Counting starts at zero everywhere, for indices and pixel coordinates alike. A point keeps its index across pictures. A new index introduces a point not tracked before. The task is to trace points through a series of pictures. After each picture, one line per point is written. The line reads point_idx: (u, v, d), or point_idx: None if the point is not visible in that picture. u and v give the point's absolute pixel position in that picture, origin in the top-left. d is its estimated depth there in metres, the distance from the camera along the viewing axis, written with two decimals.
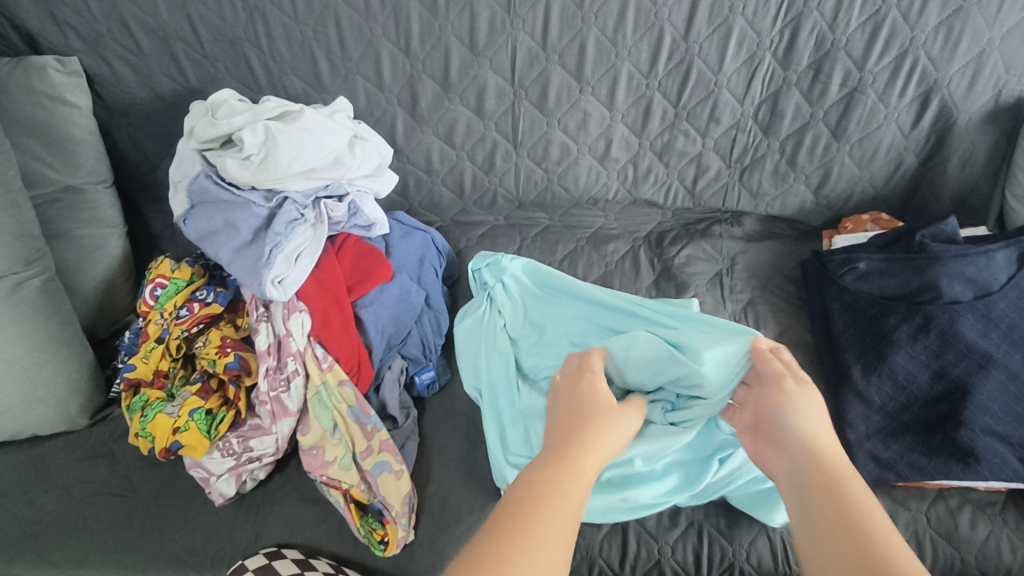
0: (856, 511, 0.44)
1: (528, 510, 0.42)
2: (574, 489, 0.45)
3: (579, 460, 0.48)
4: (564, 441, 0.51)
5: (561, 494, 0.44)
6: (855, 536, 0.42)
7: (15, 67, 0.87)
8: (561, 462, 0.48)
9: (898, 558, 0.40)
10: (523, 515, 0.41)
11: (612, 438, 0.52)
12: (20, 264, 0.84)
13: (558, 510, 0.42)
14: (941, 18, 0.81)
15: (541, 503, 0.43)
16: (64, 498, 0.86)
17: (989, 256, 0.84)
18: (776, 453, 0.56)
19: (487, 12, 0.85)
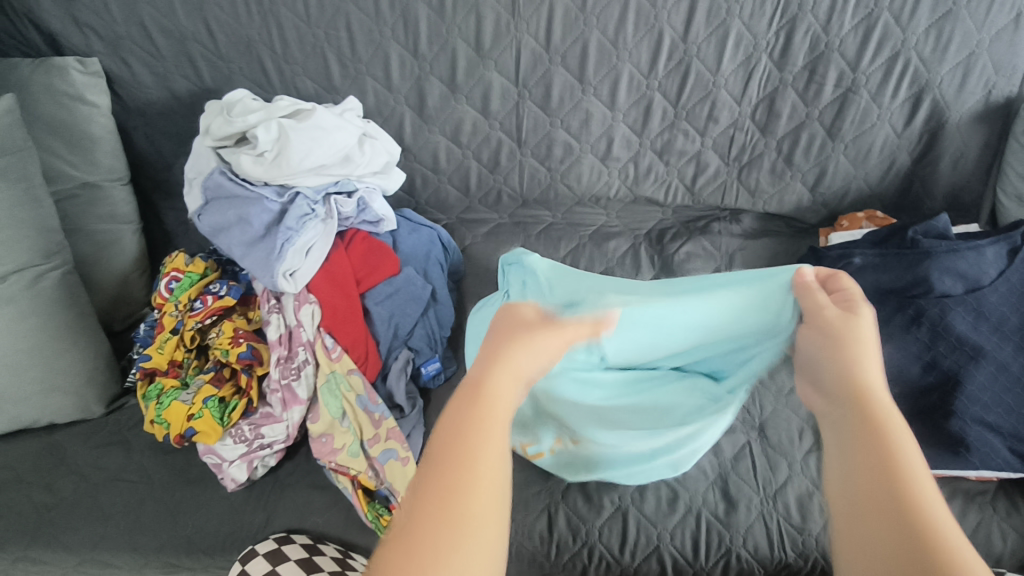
0: (898, 463, 0.36)
1: (458, 467, 0.36)
2: (501, 422, 0.40)
3: (502, 383, 0.43)
4: (494, 364, 0.45)
5: (492, 433, 0.39)
6: (896, 512, 0.33)
7: (38, 68, 0.91)
8: (483, 399, 0.41)
9: (949, 543, 0.31)
10: (455, 469, 0.36)
11: (525, 359, 0.46)
12: (41, 257, 0.86)
13: (492, 459, 0.37)
14: (932, 21, 0.84)
15: (472, 451, 0.37)
16: (80, 484, 0.89)
17: (979, 251, 0.86)
18: (818, 394, 0.44)
19: (492, 15, 0.88)
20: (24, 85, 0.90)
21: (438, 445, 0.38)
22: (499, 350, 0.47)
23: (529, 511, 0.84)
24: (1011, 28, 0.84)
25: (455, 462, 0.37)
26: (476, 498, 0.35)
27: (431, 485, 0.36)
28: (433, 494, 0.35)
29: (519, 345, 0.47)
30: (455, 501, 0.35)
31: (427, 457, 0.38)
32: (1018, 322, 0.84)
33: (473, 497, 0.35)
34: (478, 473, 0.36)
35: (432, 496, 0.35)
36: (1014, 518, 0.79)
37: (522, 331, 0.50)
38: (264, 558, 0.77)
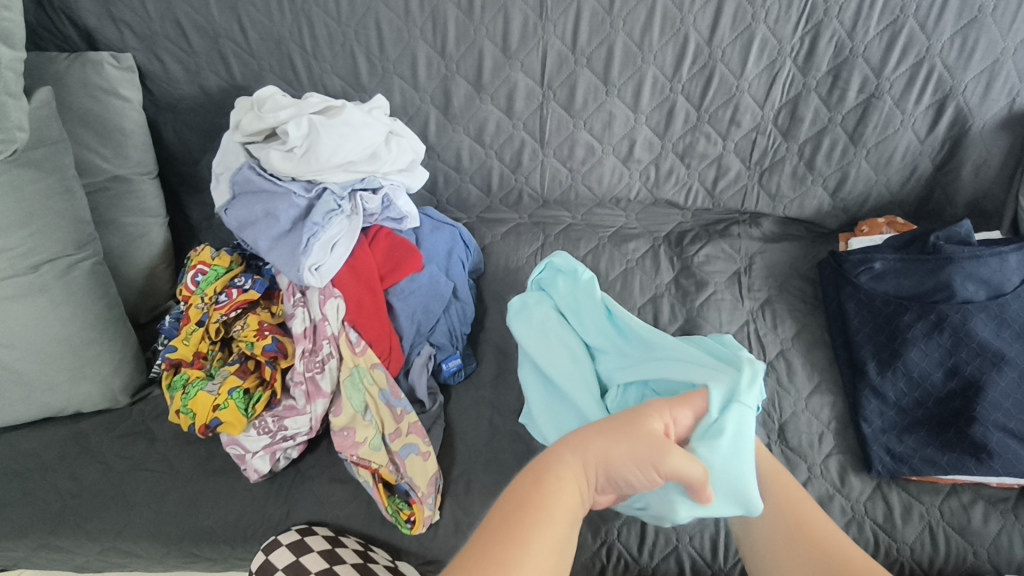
0: (828, 539, 0.51)
1: (531, 513, 0.43)
2: (564, 506, 0.44)
3: (573, 471, 0.46)
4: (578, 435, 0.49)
5: (562, 496, 0.45)
6: None
7: (74, 62, 0.93)
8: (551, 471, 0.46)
9: None
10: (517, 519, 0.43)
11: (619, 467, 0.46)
12: (73, 247, 0.88)
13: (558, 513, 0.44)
14: (957, 28, 0.84)
15: (540, 509, 0.43)
16: (104, 472, 0.90)
17: (1002, 258, 0.86)
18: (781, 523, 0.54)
19: (520, 16, 0.90)
20: (59, 79, 0.92)
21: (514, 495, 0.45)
22: (616, 453, 0.46)
23: None
24: None
25: (521, 513, 0.43)
26: (541, 545, 0.42)
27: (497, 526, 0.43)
28: (501, 535, 0.42)
29: (647, 450, 0.46)
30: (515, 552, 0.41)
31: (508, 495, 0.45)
32: None
33: (541, 536, 0.42)
34: (550, 523, 0.43)
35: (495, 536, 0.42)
36: None
37: (625, 434, 0.47)
38: (287, 549, 0.78)
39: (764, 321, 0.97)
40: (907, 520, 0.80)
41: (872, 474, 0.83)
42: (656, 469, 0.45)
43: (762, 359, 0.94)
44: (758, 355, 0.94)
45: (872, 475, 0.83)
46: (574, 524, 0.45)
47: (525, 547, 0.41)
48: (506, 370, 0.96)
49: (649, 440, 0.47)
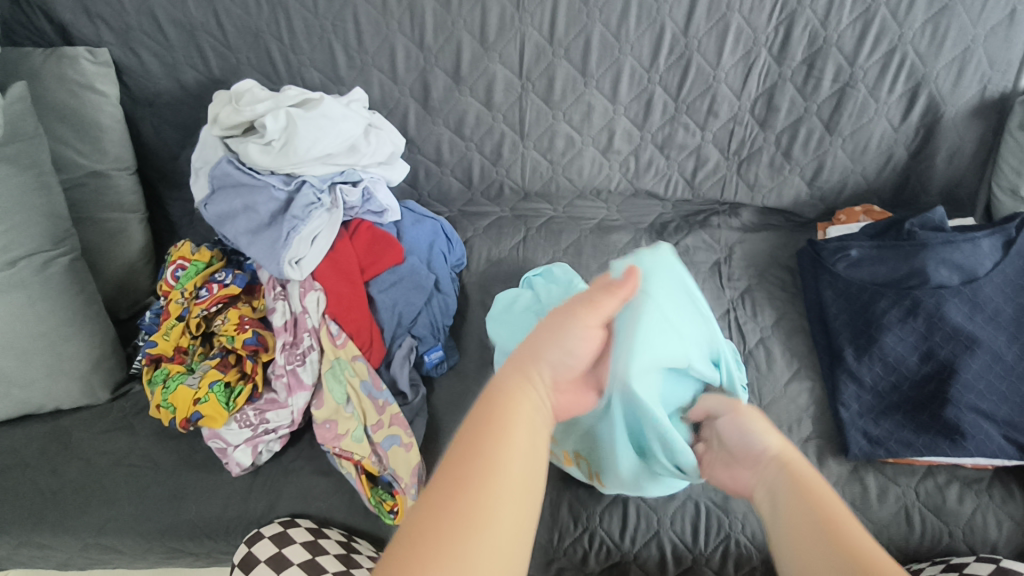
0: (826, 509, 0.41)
1: (480, 476, 0.36)
2: (515, 445, 0.39)
3: (523, 393, 0.42)
4: (525, 354, 0.45)
5: (513, 433, 0.39)
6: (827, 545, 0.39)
7: (49, 57, 0.92)
8: (501, 418, 0.40)
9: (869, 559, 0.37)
10: (466, 486, 0.36)
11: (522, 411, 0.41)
12: (50, 243, 0.87)
13: (508, 463, 0.37)
14: (927, 17, 0.86)
15: (488, 462, 0.37)
16: (85, 469, 0.90)
17: (975, 243, 0.88)
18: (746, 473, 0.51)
19: (497, 8, 0.90)
20: (35, 74, 0.92)
21: (460, 445, 0.38)
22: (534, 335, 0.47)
23: None
24: (1005, 24, 0.86)
25: (467, 465, 0.37)
26: (492, 511, 0.35)
27: (435, 492, 0.36)
28: (438, 511, 0.35)
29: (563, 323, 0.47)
30: (468, 523, 0.34)
31: (447, 459, 0.38)
32: (1012, 312, 0.86)
33: (487, 502, 0.35)
34: (501, 482, 0.36)
35: (425, 518, 0.35)
36: (1010, 505, 0.80)
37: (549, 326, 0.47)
38: (269, 541, 0.78)
39: (744, 309, 0.98)
40: (883, 502, 0.81)
41: (849, 458, 0.84)
42: (580, 329, 0.47)
43: (742, 347, 0.95)
44: (738, 342, 0.95)
45: (850, 458, 0.84)
46: (532, 491, 0.38)
47: (471, 522, 0.34)
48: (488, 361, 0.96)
49: (595, 314, 0.48)
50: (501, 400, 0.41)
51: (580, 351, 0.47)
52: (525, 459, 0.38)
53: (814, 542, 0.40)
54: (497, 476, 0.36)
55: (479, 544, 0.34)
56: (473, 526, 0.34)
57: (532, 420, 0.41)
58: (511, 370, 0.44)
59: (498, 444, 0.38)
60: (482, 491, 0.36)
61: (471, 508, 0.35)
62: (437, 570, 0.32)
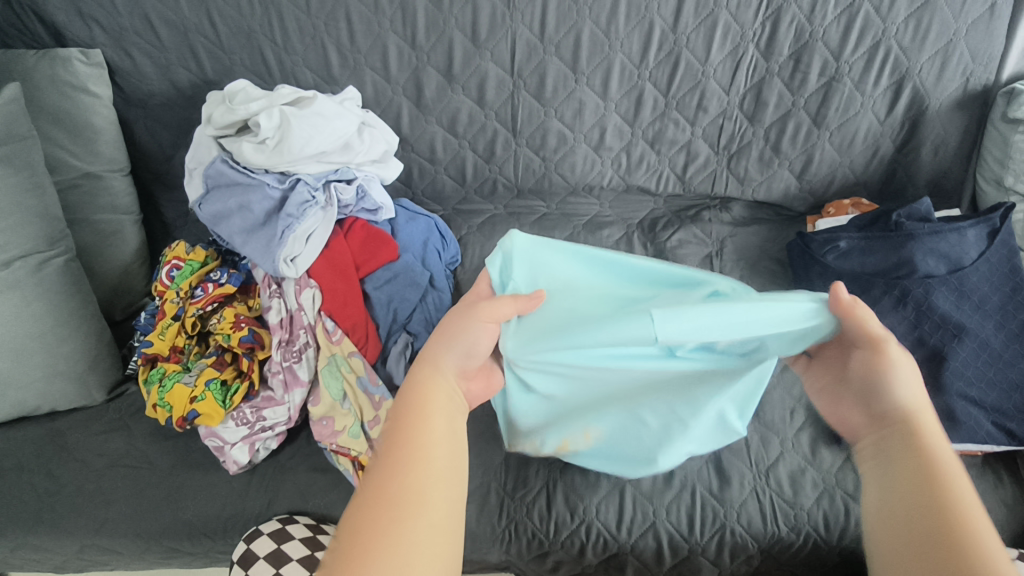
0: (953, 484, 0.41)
1: (409, 461, 0.43)
2: (432, 433, 0.46)
3: (439, 388, 0.51)
4: (436, 362, 0.53)
5: (432, 425, 0.47)
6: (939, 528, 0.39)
7: (42, 59, 0.93)
8: (424, 416, 0.47)
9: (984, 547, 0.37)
10: (394, 476, 0.42)
11: (440, 401, 0.50)
12: (45, 244, 0.88)
13: (435, 452, 0.45)
14: (910, 11, 0.87)
15: (416, 452, 0.44)
16: (82, 470, 0.89)
17: (961, 233, 0.89)
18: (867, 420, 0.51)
19: (488, 6, 0.91)
20: (28, 76, 0.92)
21: (386, 443, 0.45)
22: (437, 343, 0.56)
23: (527, 491, 0.86)
24: (986, 17, 0.88)
25: (400, 457, 0.43)
26: (422, 489, 0.42)
27: (374, 488, 0.42)
28: (376, 506, 0.40)
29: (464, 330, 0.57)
30: (407, 508, 0.40)
31: (376, 456, 0.44)
32: (999, 300, 0.87)
33: (418, 485, 0.42)
34: (427, 466, 0.43)
35: (366, 513, 0.40)
36: (999, 490, 0.81)
37: (449, 331, 0.57)
38: (268, 537, 0.78)
39: None
40: None
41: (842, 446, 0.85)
42: (480, 326, 0.57)
43: None
44: None
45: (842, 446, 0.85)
46: (456, 466, 0.45)
47: (409, 506, 0.40)
48: None
49: (488, 314, 0.57)
50: (421, 402, 0.48)
51: (483, 347, 0.58)
52: (445, 442, 0.46)
53: (923, 530, 0.39)
54: (425, 462, 0.44)
55: (415, 527, 0.40)
56: (410, 510, 0.40)
57: (447, 409, 0.49)
58: (427, 376, 0.52)
59: (420, 431, 0.46)
60: (412, 474, 0.42)
61: (404, 492, 0.41)
62: (387, 553, 0.38)
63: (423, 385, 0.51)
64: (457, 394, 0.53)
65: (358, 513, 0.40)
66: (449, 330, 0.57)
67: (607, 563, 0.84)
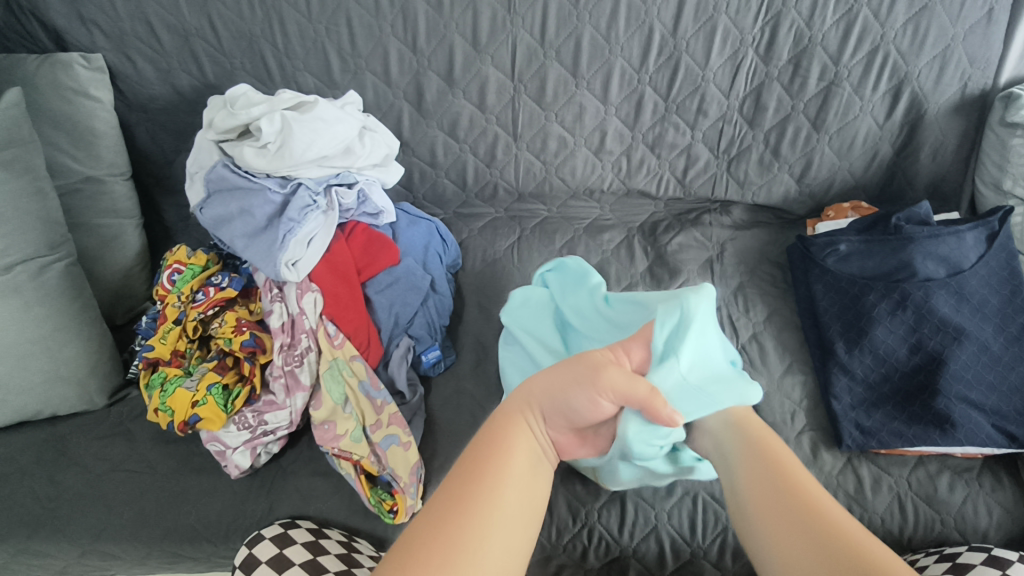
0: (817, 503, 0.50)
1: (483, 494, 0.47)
2: (510, 472, 0.50)
3: (521, 430, 0.54)
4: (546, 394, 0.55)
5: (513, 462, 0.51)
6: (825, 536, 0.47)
7: (44, 64, 0.93)
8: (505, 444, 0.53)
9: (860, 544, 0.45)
10: (467, 501, 0.46)
11: (523, 450, 0.53)
12: (46, 248, 0.88)
13: (512, 483, 0.49)
14: (909, 16, 0.88)
15: (490, 474, 0.49)
16: (83, 474, 0.89)
17: (959, 236, 0.90)
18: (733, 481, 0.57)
19: (488, 11, 0.92)
20: (29, 81, 0.92)
21: (460, 471, 0.49)
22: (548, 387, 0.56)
23: None
24: (984, 22, 0.88)
25: (478, 482, 0.48)
26: (491, 517, 0.46)
27: (454, 492, 0.47)
28: (456, 518, 0.45)
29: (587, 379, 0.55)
30: (475, 518, 0.45)
31: (449, 479, 0.49)
32: (997, 303, 0.87)
33: (491, 507, 0.47)
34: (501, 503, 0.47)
35: (451, 508, 0.46)
36: (999, 493, 0.81)
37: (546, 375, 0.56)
38: (270, 542, 0.78)
39: (736, 306, 1.00)
40: (877, 492, 0.83)
41: (842, 449, 0.85)
42: (586, 393, 0.54)
43: (735, 342, 0.96)
44: (731, 338, 0.96)
45: (843, 449, 0.85)
46: (528, 509, 0.49)
47: (486, 508, 0.46)
48: (485, 360, 0.96)
49: (600, 382, 0.54)
50: (513, 434, 0.54)
51: (585, 413, 0.55)
52: (519, 480, 0.50)
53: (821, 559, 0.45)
54: (500, 499, 0.47)
55: (480, 549, 0.44)
56: (475, 532, 0.45)
57: (528, 455, 0.53)
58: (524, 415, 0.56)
59: (499, 465, 0.50)
60: (484, 505, 0.46)
61: (473, 517, 0.45)
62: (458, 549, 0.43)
63: (510, 423, 0.54)
64: (546, 445, 0.56)
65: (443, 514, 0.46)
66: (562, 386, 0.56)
67: (610, 566, 0.83)
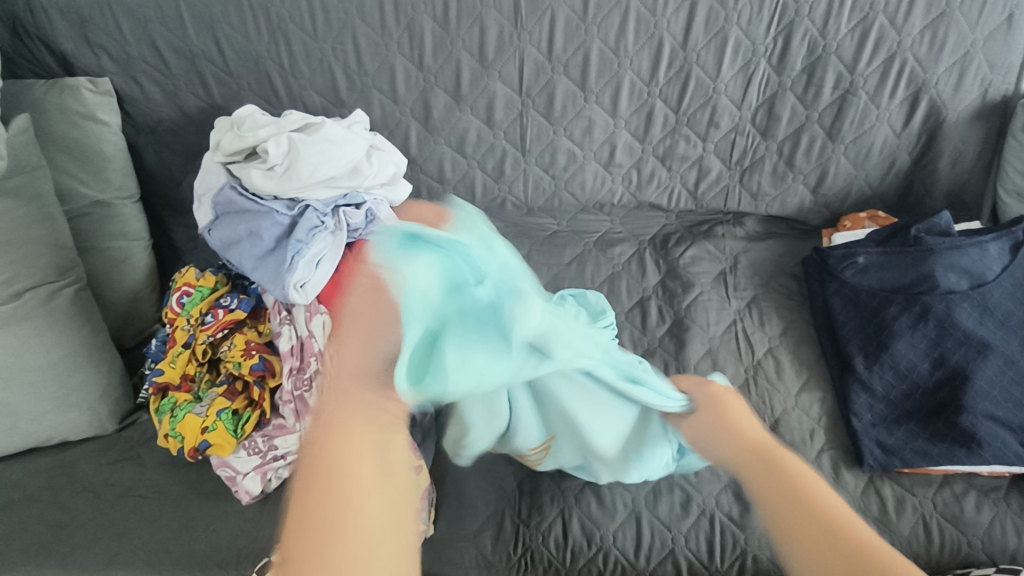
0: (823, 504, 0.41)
1: (334, 490, 0.38)
2: (355, 457, 0.40)
3: (341, 413, 0.42)
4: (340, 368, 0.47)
5: (359, 468, 0.40)
6: (834, 539, 0.39)
7: (51, 88, 0.93)
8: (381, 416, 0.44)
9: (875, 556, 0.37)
10: (329, 493, 0.38)
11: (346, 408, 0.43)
12: (55, 273, 0.88)
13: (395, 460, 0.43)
14: (926, 22, 0.86)
15: (338, 484, 0.38)
16: (93, 501, 0.89)
17: (983, 248, 0.87)
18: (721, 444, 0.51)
19: (495, 27, 0.90)
20: (37, 105, 0.92)
21: (307, 467, 0.39)
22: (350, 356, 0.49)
23: (542, 519, 0.84)
24: (1004, 28, 0.86)
25: (332, 510, 0.37)
26: (362, 525, 0.37)
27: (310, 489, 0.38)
28: (309, 530, 0.36)
29: (381, 318, 0.52)
30: (345, 528, 0.36)
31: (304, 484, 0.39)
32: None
33: (359, 532, 0.36)
34: (349, 497, 0.38)
35: (308, 544, 0.36)
36: None
37: (364, 330, 0.51)
38: None
39: (751, 320, 0.99)
40: (900, 513, 0.80)
41: (864, 468, 0.84)
42: (398, 330, 0.51)
43: (751, 358, 0.95)
44: (747, 355, 0.95)
45: (864, 469, 0.84)
46: (389, 520, 0.39)
47: (347, 514, 0.37)
48: None
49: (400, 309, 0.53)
50: (364, 407, 0.43)
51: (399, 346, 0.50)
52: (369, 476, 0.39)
53: (809, 521, 0.40)
54: (349, 486, 0.38)
55: (355, 549, 0.36)
56: (350, 528, 0.36)
57: (366, 446, 0.41)
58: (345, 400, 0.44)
59: (346, 440, 0.40)
60: (345, 507, 0.37)
61: (335, 510, 0.37)
62: (323, 554, 0.35)
63: (337, 391, 0.45)
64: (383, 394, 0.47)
65: (295, 547, 0.36)
66: (358, 329, 0.52)
67: None
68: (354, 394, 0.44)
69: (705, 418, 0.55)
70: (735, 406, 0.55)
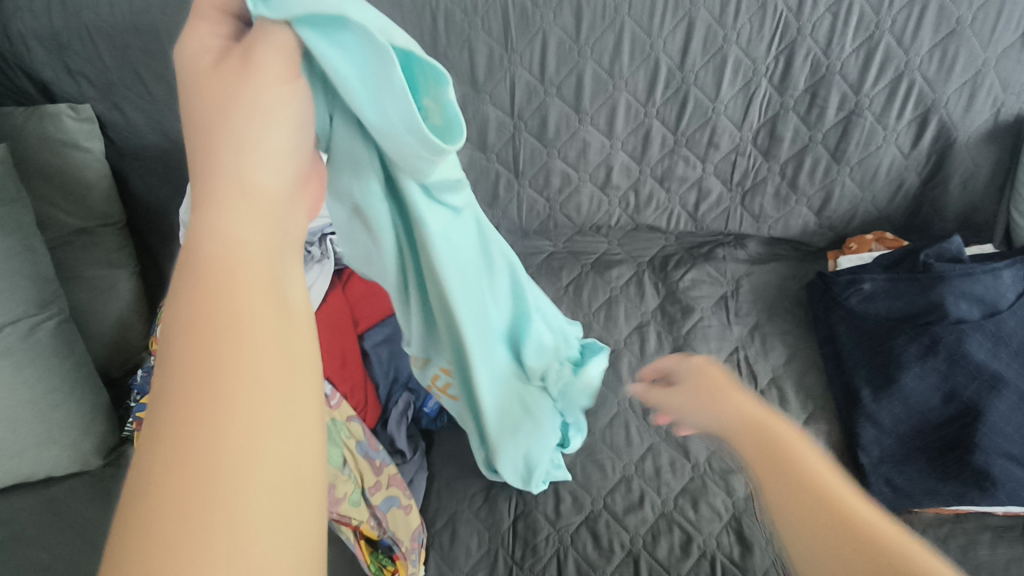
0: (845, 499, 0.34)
1: (208, 393, 0.25)
2: (262, 265, 0.30)
3: (223, 180, 0.31)
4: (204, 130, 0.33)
5: (254, 388, 0.26)
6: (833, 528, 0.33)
7: (32, 116, 0.91)
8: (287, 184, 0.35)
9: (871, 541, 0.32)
10: (206, 368, 0.26)
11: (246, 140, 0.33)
12: (37, 306, 0.86)
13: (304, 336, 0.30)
14: (935, 41, 0.82)
15: (219, 372, 0.26)
16: (77, 539, 0.85)
17: (996, 275, 0.83)
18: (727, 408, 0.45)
19: (485, 49, 0.87)
20: (18, 134, 0.90)
21: (190, 336, 0.26)
22: (196, 129, 0.34)
23: (535, 560, 0.80)
24: (1019, 45, 0.81)
25: (215, 396, 0.25)
26: (247, 400, 0.26)
27: (191, 392, 0.25)
28: (167, 477, 0.23)
29: (257, 115, 0.34)
30: (229, 429, 0.25)
31: (178, 356, 0.26)
32: None
33: (244, 458, 0.24)
34: (250, 320, 0.27)
35: (174, 487, 0.23)
36: None
37: (231, 106, 0.34)
38: None
39: (754, 348, 0.95)
40: None
41: (872, 507, 0.81)
42: (281, 124, 0.35)
43: (754, 389, 0.91)
44: (750, 386, 0.92)
45: (873, 508, 0.81)
46: (288, 392, 0.27)
47: (246, 353, 0.27)
48: None
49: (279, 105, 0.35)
50: (251, 209, 0.31)
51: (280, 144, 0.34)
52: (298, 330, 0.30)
53: (804, 492, 0.35)
54: (243, 343, 0.27)
55: (241, 476, 0.24)
56: (241, 407, 0.25)
57: (266, 215, 0.32)
58: (227, 187, 0.31)
59: (228, 256, 0.29)
60: (231, 386, 0.26)
61: (233, 368, 0.26)
62: (199, 558, 0.22)
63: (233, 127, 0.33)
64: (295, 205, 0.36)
65: (159, 465, 0.23)
66: (210, 128, 0.34)
67: None
68: (249, 192, 0.32)
69: (692, 396, 0.49)
70: (715, 389, 0.48)
